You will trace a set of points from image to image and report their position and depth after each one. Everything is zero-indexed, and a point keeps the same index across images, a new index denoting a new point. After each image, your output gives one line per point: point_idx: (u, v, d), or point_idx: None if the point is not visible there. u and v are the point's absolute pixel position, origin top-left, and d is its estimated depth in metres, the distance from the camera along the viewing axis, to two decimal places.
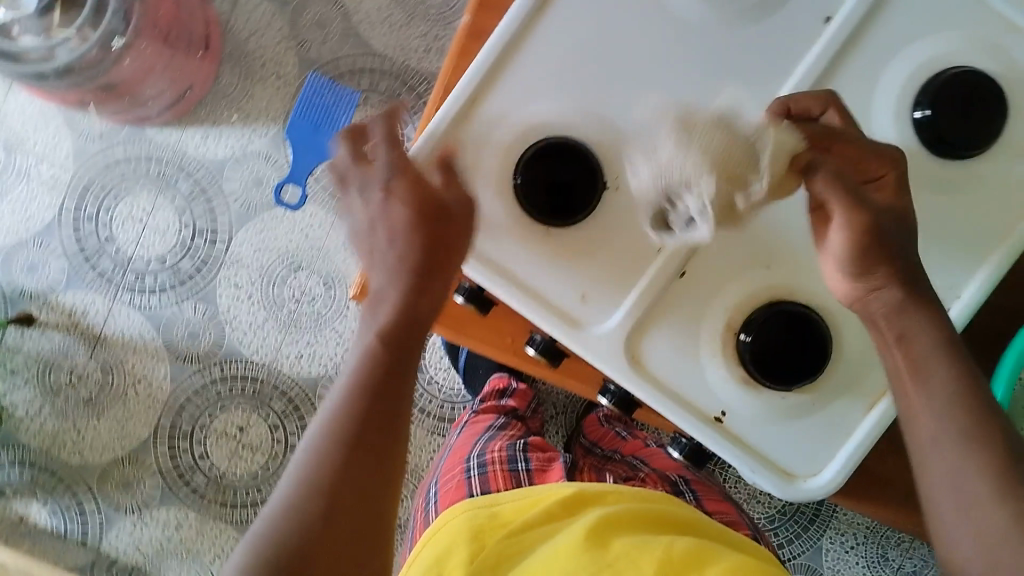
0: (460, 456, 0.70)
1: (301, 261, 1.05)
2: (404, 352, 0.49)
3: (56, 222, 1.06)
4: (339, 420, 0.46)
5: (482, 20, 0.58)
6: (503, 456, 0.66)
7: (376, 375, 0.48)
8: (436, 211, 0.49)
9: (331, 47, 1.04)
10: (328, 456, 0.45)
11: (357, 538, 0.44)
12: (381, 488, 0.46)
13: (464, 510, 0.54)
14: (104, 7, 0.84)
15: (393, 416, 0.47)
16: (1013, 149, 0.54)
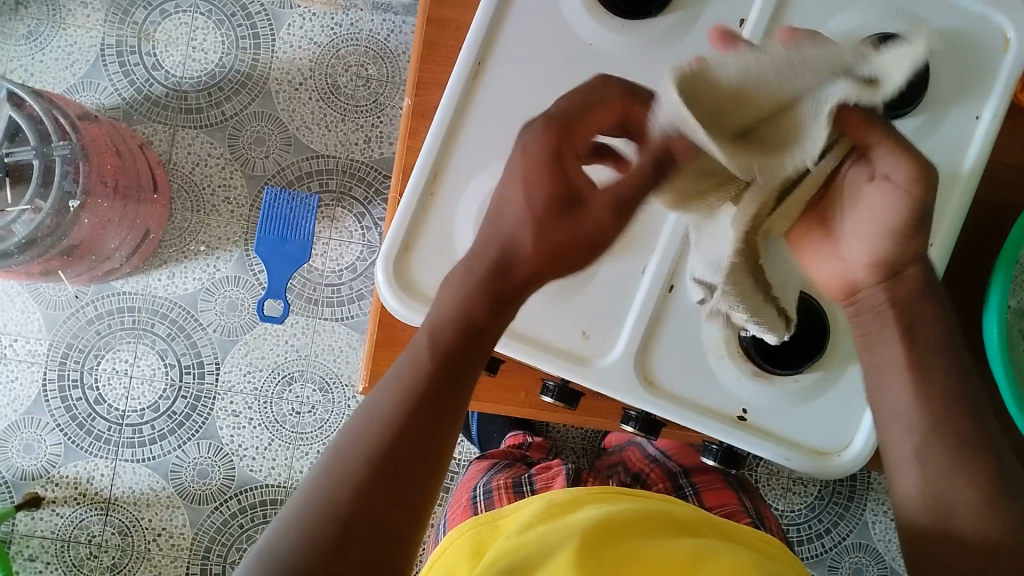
0: (466, 488, 0.73)
1: (292, 373, 1.06)
2: (463, 362, 0.45)
3: (43, 396, 1.04)
4: (389, 411, 0.44)
5: (424, 98, 0.57)
6: (507, 482, 0.70)
7: (431, 378, 0.45)
8: (567, 198, 0.43)
9: (275, 160, 1.06)
10: (364, 456, 0.42)
11: (381, 542, 0.41)
12: (426, 487, 0.44)
13: (466, 530, 0.56)
14: (51, 174, 0.85)
15: (440, 428, 0.44)
16: (947, 96, 0.55)
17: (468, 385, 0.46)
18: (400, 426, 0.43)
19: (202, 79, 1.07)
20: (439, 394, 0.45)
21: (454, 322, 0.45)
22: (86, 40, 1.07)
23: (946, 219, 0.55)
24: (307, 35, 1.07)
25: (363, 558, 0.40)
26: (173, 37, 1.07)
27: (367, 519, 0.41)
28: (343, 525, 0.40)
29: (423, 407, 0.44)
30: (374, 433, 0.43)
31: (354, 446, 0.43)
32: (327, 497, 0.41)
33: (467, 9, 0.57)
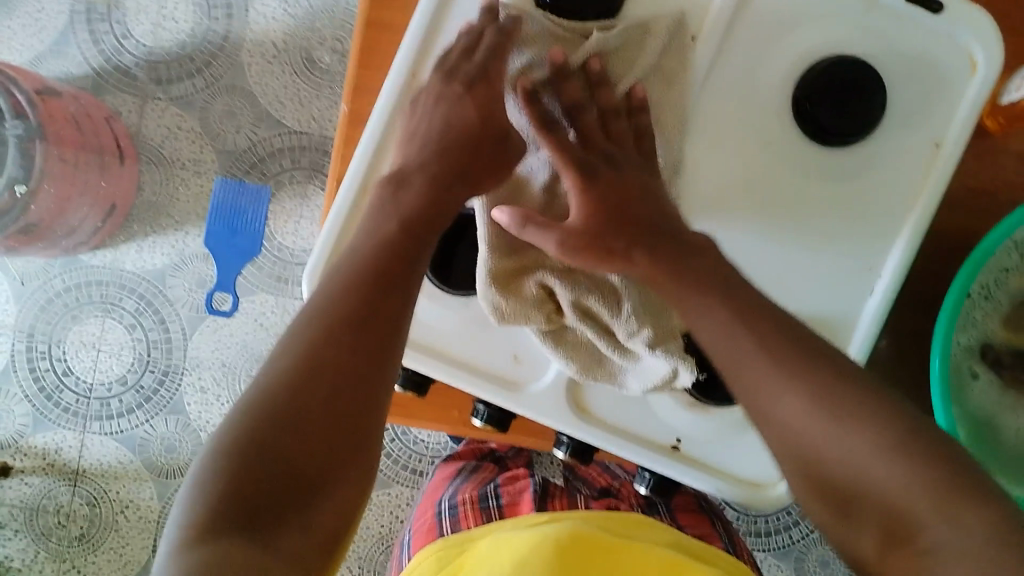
0: (433, 501, 0.71)
1: (261, 352, 1.05)
2: (409, 245, 0.47)
3: (11, 367, 1.04)
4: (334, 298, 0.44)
5: (360, 105, 0.55)
6: (474, 495, 0.67)
7: (376, 265, 0.46)
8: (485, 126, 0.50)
9: (246, 134, 1.04)
10: (308, 340, 0.43)
11: (323, 420, 0.41)
12: (371, 370, 0.43)
13: (435, 551, 0.57)
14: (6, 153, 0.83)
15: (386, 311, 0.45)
16: (904, 119, 0.52)
17: (408, 294, 0.46)
18: (339, 329, 0.43)
19: (173, 48, 1.03)
20: (386, 282, 0.45)
21: (382, 231, 0.47)
22: (53, 5, 1.02)
23: (898, 252, 0.53)
24: (281, 5, 1.04)
25: (304, 438, 0.41)
26: (143, 4, 1.03)
27: (308, 401, 0.41)
28: (271, 429, 0.40)
29: (362, 311, 0.44)
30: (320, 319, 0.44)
31: (289, 348, 0.43)
32: (258, 392, 0.41)
33: (407, 12, 0.55)
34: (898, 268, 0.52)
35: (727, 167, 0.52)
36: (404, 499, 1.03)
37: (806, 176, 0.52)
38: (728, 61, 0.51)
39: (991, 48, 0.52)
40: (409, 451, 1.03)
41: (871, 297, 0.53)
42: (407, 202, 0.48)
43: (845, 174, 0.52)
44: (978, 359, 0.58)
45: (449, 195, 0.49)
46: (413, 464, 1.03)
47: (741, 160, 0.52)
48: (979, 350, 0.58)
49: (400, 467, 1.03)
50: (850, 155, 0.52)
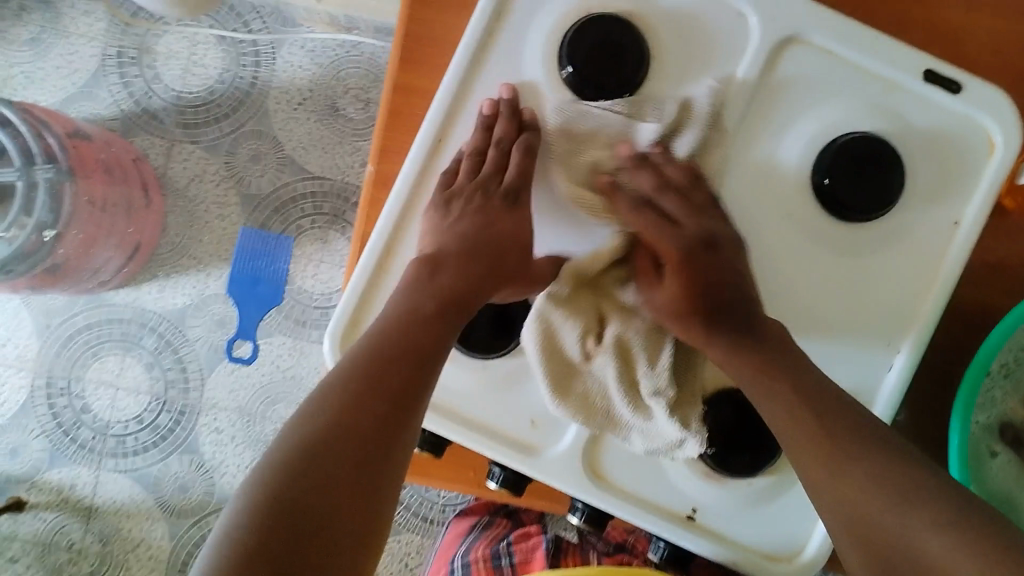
0: (449, 556, 0.74)
1: (276, 394, 1.06)
2: (441, 320, 0.47)
3: (30, 402, 1.05)
4: (365, 365, 0.45)
5: (386, 167, 0.57)
6: (486, 552, 0.70)
7: (409, 337, 0.46)
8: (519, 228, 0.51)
9: (269, 178, 1.05)
10: (338, 405, 0.43)
11: (348, 488, 0.41)
12: (398, 441, 0.43)
13: None
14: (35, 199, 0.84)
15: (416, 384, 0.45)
16: (921, 198, 0.53)
17: (436, 365, 0.46)
18: (370, 396, 0.43)
19: (202, 94, 1.06)
20: (417, 357, 0.46)
21: (415, 306, 0.48)
22: (87, 49, 1.05)
23: (916, 324, 0.53)
24: (309, 56, 1.06)
25: (330, 504, 0.40)
26: (175, 50, 1.05)
27: (333, 465, 0.41)
28: (302, 491, 0.40)
29: (391, 382, 0.44)
30: (349, 386, 0.44)
31: (322, 411, 0.42)
32: (286, 454, 0.41)
33: (434, 78, 0.56)
34: (917, 338, 0.53)
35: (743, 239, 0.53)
36: (413, 544, 1.03)
37: (823, 250, 0.53)
38: (746, 139, 0.53)
39: (1009, 132, 0.53)
40: (420, 497, 1.03)
41: (888, 372, 0.53)
42: (445, 286, 0.49)
43: (863, 249, 0.53)
44: (997, 436, 0.58)
45: (479, 280, 0.50)
46: (423, 511, 1.03)
47: (760, 229, 0.53)
48: (998, 428, 0.58)
49: (410, 513, 1.03)
50: (868, 230, 0.53)
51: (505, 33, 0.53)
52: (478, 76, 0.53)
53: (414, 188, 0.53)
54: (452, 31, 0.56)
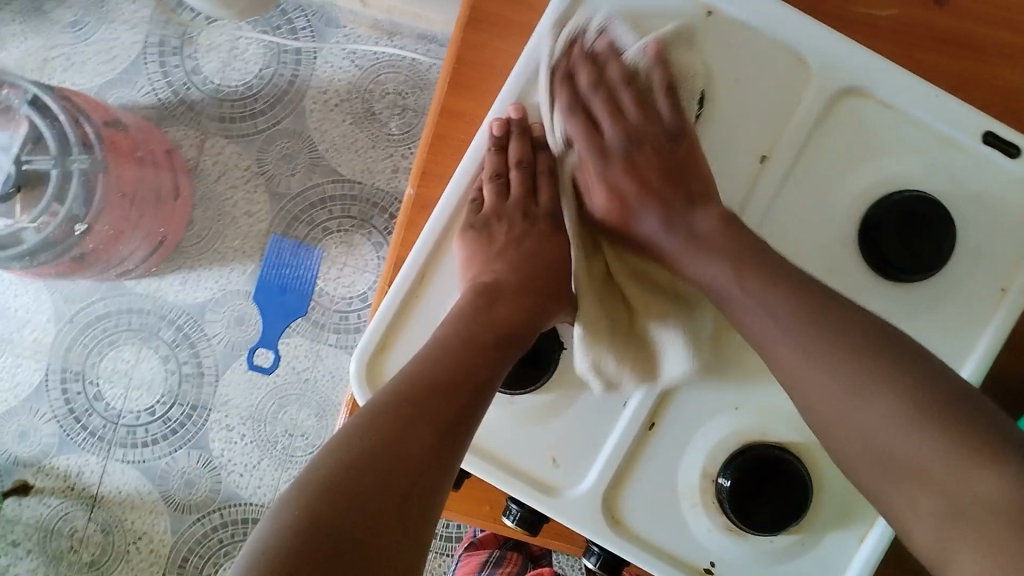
0: None
1: (290, 396, 1.05)
2: (486, 350, 0.48)
3: (44, 386, 1.04)
4: (408, 389, 0.45)
5: (425, 190, 0.56)
6: None
7: (454, 365, 0.46)
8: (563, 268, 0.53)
9: (300, 180, 1.05)
10: (382, 423, 0.43)
11: (387, 504, 0.40)
12: (438, 465, 0.43)
13: None
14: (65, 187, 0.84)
15: (458, 412, 0.45)
16: (970, 260, 0.51)
17: (485, 399, 0.46)
18: (413, 418, 0.43)
19: (240, 89, 1.05)
20: (460, 384, 0.46)
21: (460, 335, 0.48)
22: (128, 36, 1.04)
23: None
24: (349, 58, 1.05)
25: (368, 518, 0.39)
26: (215, 44, 1.05)
27: (375, 480, 0.40)
28: (347, 499, 0.39)
29: (434, 406, 0.44)
30: (394, 407, 0.44)
31: (375, 428, 0.42)
32: (328, 468, 0.40)
33: (482, 105, 0.56)
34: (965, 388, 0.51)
35: None
36: None
37: (868, 306, 0.51)
38: (794, 191, 0.52)
39: None
40: None
41: (972, 354, 0.51)
42: (503, 317, 0.50)
43: (909, 309, 0.51)
44: None
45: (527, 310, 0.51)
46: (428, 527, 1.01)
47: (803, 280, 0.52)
48: None
49: None
50: (915, 289, 0.51)
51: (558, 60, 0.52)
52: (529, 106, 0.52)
53: (456, 215, 0.53)
54: (503, 58, 0.55)
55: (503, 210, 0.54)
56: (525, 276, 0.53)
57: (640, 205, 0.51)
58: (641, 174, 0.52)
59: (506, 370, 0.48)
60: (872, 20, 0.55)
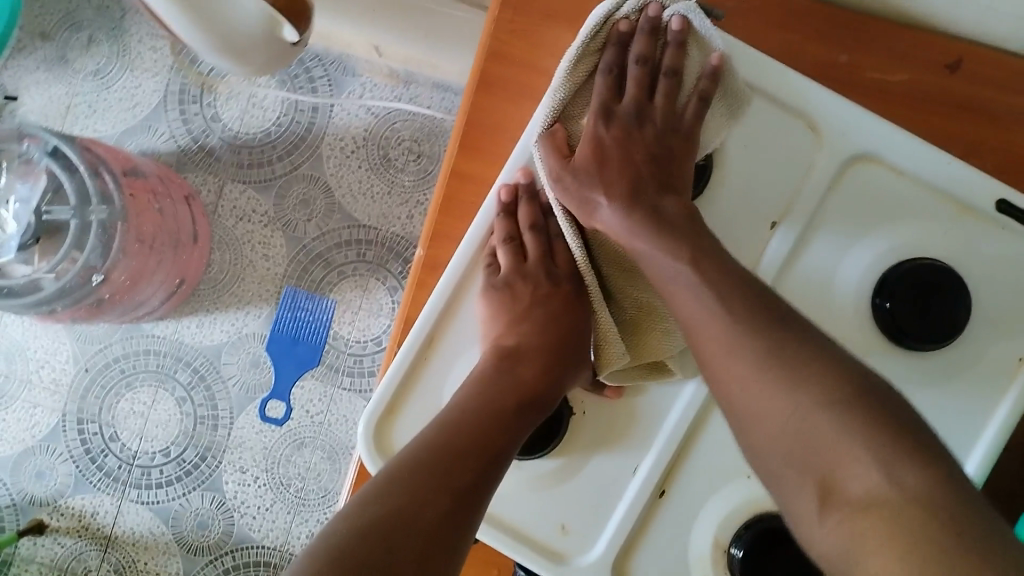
0: None
1: (303, 439, 1.05)
2: (503, 420, 0.48)
3: (61, 426, 1.05)
4: (427, 455, 0.45)
5: (435, 251, 0.56)
6: None
7: (473, 433, 0.47)
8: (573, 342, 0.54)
9: (317, 224, 1.06)
10: (400, 489, 0.43)
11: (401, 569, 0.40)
12: (455, 532, 0.43)
13: None
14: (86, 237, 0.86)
15: (476, 480, 0.45)
16: (984, 330, 0.51)
17: (503, 468, 0.47)
18: (431, 486, 0.44)
19: (258, 136, 1.07)
20: (479, 451, 0.46)
21: (477, 403, 0.49)
22: (150, 84, 1.06)
23: (970, 462, 0.51)
24: (366, 106, 1.06)
25: None
26: (235, 91, 1.07)
27: (391, 544, 0.40)
28: (361, 563, 0.39)
29: (452, 473, 0.45)
30: (412, 472, 0.44)
31: (388, 498, 0.43)
32: (345, 530, 0.40)
33: (491, 168, 0.56)
34: (981, 462, 0.50)
35: None
36: None
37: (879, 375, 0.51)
38: (803, 259, 0.52)
39: None
40: None
41: (980, 438, 0.51)
42: (528, 379, 0.51)
43: (921, 379, 0.51)
44: None
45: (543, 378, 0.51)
46: None
47: None
48: None
49: None
50: (928, 359, 0.51)
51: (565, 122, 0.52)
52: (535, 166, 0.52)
53: (468, 276, 0.53)
54: (512, 122, 0.56)
55: (518, 271, 0.54)
56: (542, 345, 0.54)
57: (612, 173, 0.51)
58: (629, 155, 0.51)
59: (526, 436, 0.49)
60: (886, 86, 0.54)
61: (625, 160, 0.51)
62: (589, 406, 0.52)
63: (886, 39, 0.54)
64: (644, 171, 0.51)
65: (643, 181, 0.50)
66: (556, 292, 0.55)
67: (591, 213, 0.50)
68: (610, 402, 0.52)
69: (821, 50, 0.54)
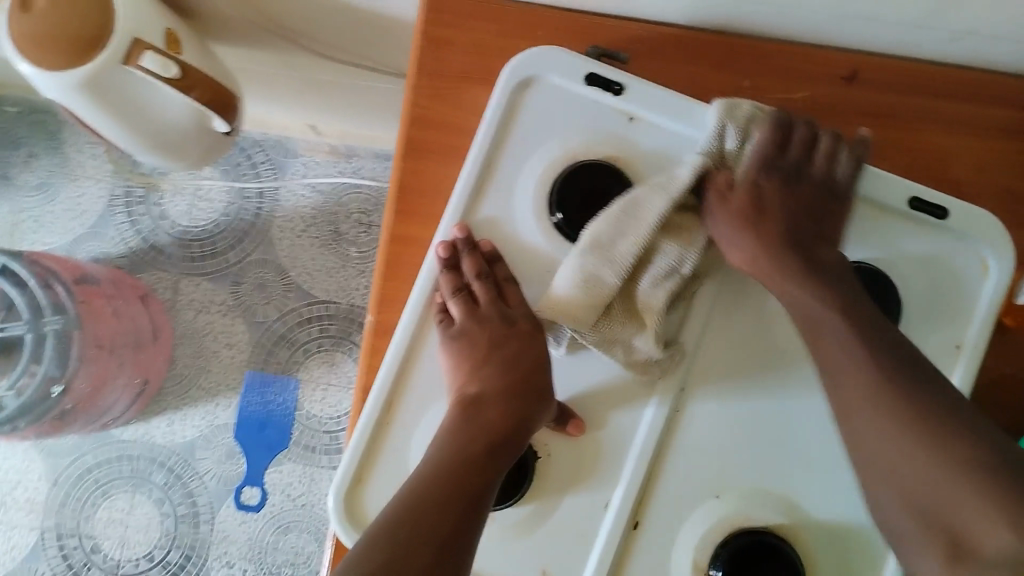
0: None
1: (288, 524, 1.04)
2: (475, 465, 0.48)
3: (40, 545, 1.03)
4: (399, 515, 0.45)
5: (385, 316, 0.57)
6: None
7: (445, 486, 0.46)
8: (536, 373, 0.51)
9: (276, 306, 1.06)
10: (375, 557, 0.43)
11: None
12: None
13: None
14: (42, 356, 0.89)
15: (453, 533, 0.45)
16: (920, 321, 0.52)
17: (481, 515, 0.46)
18: (409, 548, 0.44)
19: (208, 227, 1.08)
20: (455, 503, 0.46)
21: (445, 454, 0.48)
22: (95, 190, 1.07)
23: None
24: (311, 184, 1.08)
25: None
26: (179, 186, 1.08)
27: None
28: None
29: (429, 531, 0.44)
30: (385, 537, 0.44)
31: (365, 561, 0.43)
32: None
33: (430, 228, 0.58)
34: None
35: (740, 369, 0.52)
36: None
37: None
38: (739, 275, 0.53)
39: (1005, 251, 0.52)
40: None
41: (967, 332, 0.52)
42: (491, 421, 0.50)
43: None
44: None
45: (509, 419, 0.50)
46: None
47: (763, 359, 0.53)
48: None
49: None
50: None
51: (499, 169, 0.53)
52: (475, 213, 0.53)
53: (420, 332, 0.53)
54: (445, 182, 0.58)
55: None
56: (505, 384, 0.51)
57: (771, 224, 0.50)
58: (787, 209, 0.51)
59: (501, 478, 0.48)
60: (792, 103, 0.57)
61: (782, 213, 0.51)
62: (552, 449, 0.52)
63: (785, 59, 0.56)
64: (797, 222, 0.51)
65: (795, 231, 0.50)
66: (514, 332, 0.52)
67: (730, 244, 0.50)
68: (575, 440, 0.52)
69: (726, 79, 0.57)
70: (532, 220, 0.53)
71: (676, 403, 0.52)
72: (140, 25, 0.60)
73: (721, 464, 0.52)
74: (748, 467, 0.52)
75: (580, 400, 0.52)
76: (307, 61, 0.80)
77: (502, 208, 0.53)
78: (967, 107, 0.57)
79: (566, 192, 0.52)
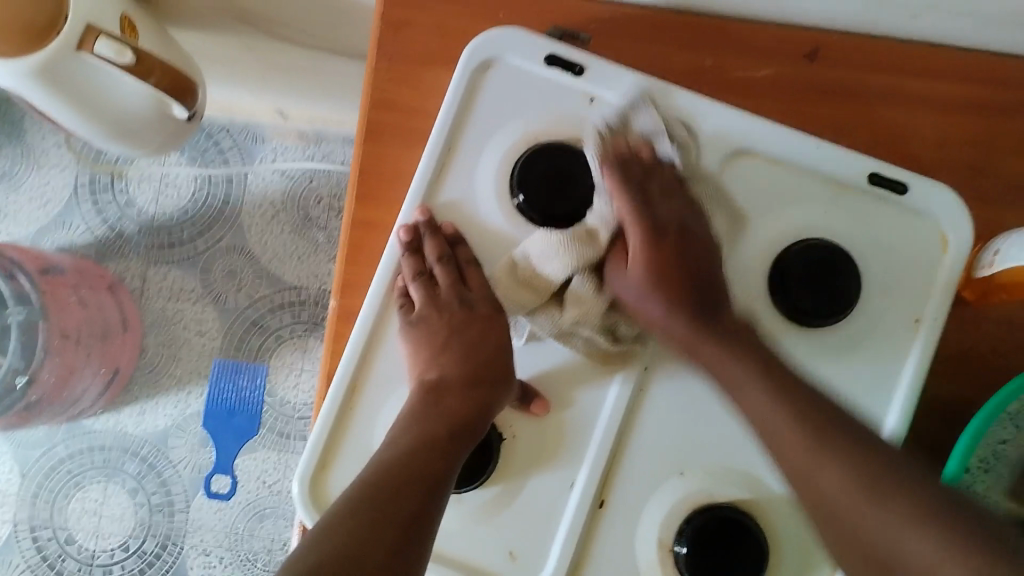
0: None
1: (264, 510, 1.04)
2: (435, 449, 0.48)
3: (13, 538, 1.02)
4: (358, 499, 0.45)
5: (349, 301, 0.57)
6: None
7: (404, 471, 0.46)
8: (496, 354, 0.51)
9: (246, 292, 1.06)
10: (334, 537, 0.43)
11: None
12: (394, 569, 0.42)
13: None
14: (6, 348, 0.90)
15: (411, 515, 0.45)
16: (879, 299, 0.53)
17: (440, 498, 0.46)
18: (368, 529, 0.43)
19: (176, 214, 1.07)
20: (416, 487, 0.46)
21: (402, 443, 0.48)
22: (59, 179, 1.06)
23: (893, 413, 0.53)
24: (279, 168, 1.07)
25: None
26: (145, 173, 1.07)
27: None
28: None
29: (389, 513, 0.44)
30: (344, 517, 0.44)
31: (326, 544, 0.42)
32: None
33: (393, 212, 0.57)
34: (902, 418, 0.52)
35: None
36: None
37: (793, 356, 0.53)
38: None
39: (961, 224, 0.53)
40: None
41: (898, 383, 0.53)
42: (452, 406, 0.50)
43: (831, 353, 0.53)
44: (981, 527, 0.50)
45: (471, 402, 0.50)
46: None
47: None
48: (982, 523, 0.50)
49: None
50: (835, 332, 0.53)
51: (459, 150, 0.53)
52: (437, 195, 0.53)
53: (382, 317, 0.53)
54: (407, 164, 0.57)
55: None
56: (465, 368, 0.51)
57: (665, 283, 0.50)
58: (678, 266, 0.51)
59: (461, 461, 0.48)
60: (752, 81, 0.57)
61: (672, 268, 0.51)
62: (517, 430, 0.52)
63: (746, 38, 0.57)
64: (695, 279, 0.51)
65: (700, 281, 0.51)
66: (476, 316, 0.52)
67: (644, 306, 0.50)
68: (538, 419, 0.52)
69: (687, 57, 0.57)
70: (496, 199, 0.53)
71: (640, 382, 0.53)
72: (93, 10, 0.59)
73: (685, 441, 0.52)
74: (712, 445, 0.52)
75: (541, 379, 0.53)
76: (272, 45, 0.79)
77: (463, 189, 0.53)
78: (926, 83, 0.57)
79: (528, 170, 0.52)
